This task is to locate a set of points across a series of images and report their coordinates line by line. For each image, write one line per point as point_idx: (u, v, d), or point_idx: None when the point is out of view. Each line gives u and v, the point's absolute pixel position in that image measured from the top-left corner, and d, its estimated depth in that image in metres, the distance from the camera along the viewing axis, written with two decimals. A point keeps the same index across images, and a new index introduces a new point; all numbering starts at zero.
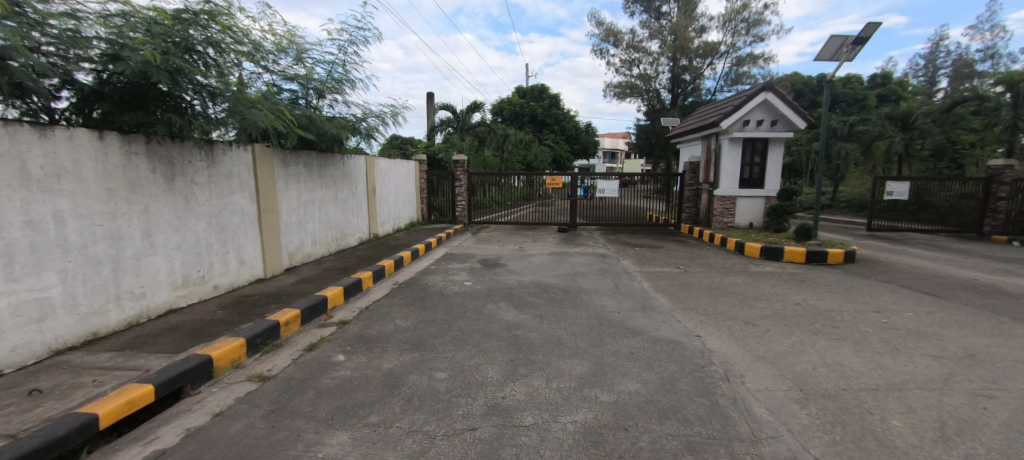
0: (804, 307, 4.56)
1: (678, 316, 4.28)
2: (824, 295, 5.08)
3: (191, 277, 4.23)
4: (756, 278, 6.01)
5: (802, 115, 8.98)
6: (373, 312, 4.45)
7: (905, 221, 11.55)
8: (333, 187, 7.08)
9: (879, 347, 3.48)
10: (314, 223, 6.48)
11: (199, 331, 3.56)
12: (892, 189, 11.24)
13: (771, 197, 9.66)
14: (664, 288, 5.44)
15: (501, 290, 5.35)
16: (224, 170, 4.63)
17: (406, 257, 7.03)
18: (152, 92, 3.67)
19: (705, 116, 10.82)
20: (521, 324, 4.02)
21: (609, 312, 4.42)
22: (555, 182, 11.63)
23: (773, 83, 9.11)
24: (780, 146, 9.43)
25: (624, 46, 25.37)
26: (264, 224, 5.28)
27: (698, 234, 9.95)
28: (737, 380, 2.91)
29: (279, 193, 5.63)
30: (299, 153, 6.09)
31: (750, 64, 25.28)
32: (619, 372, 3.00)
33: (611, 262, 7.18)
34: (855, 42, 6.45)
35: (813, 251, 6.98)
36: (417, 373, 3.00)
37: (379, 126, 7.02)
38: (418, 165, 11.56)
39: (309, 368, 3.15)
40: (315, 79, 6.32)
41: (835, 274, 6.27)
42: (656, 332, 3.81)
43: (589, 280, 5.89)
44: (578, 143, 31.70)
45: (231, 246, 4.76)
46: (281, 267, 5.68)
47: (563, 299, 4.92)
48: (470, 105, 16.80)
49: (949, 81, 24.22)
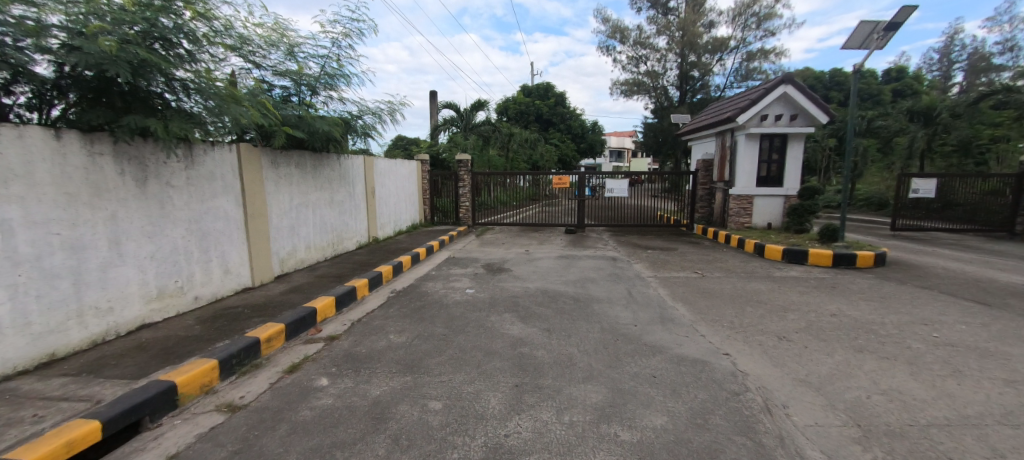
0: (841, 319, 4.12)
1: (702, 330, 3.85)
2: (861, 304, 4.62)
3: (167, 289, 3.88)
4: (780, 284, 5.56)
5: (824, 109, 8.46)
6: (365, 325, 4.08)
7: (929, 221, 10.96)
8: (329, 188, 6.74)
9: (938, 369, 3.05)
10: (308, 227, 6.15)
11: (169, 350, 3.21)
12: (917, 187, 10.64)
13: (791, 196, 9.13)
14: (682, 296, 5.02)
15: (505, 298, 4.96)
16: (205, 172, 4.28)
17: (406, 262, 6.66)
18: (119, 86, 3.32)
19: (719, 111, 10.35)
20: (527, 339, 3.63)
21: (624, 325, 4.00)
22: (562, 181, 11.14)
23: (793, 74, 8.58)
24: (800, 142, 8.90)
25: (631, 42, 24.92)
26: (251, 229, 4.93)
27: (713, 236, 9.51)
28: (780, 412, 2.50)
29: (269, 195, 5.29)
30: (291, 152, 5.74)
31: (760, 59, 24.71)
32: (642, 401, 2.59)
33: (622, 266, 6.76)
34: (888, 27, 5.98)
35: (841, 253, 6.51)
36: (408, 403, 2.61)
37: (377, 124, 6.64)
38: (420, 165, 11.21)
39: (286, 395, 2.77)
40: (308, 74, 5.99)
41: (867, 279, 5.81)
42: (678, 349, 3.40)
43: (600, 287, 5.47)
44: (584, 142, 31.14)
45: (214, 253, 4.41)
46: (272, 274, 5.34)
47: (573, 309, 4.51)
48: (474, 103, 16.43)
49: (966, 75, 23.52)
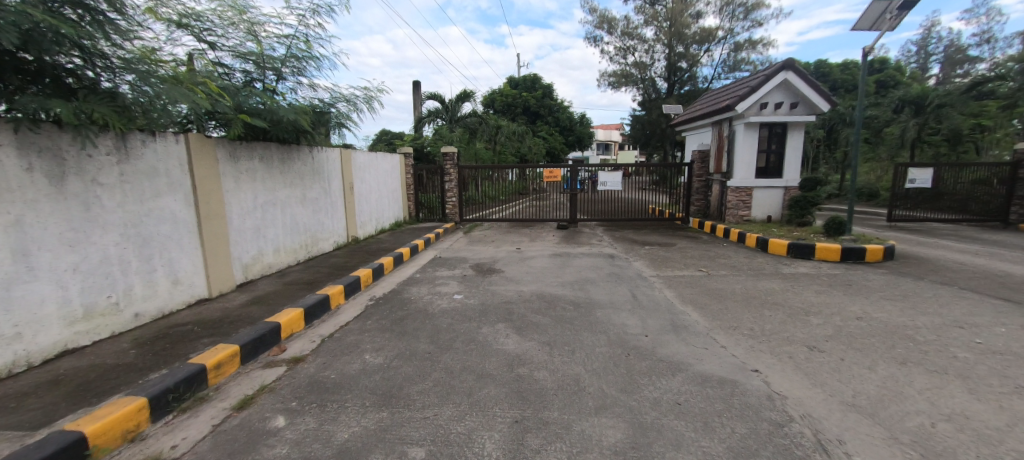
0: (869, 323, 3.73)
1: (722, 340, 3.40)
2: (885, 304, 4.22)
3: (98, 306, 3.28)
4: (792, 282, 5.16)
5: (826, 96, 8.13)
6: (337, 343, 3.52)
7: (924, 211, 10.72)
8: (301, 184, 6.11)
9: (998, 384, 2.65)
10: (276, 228, 5.53)
11: (89, 385, 2.62)
12: (915, 176, 10.38)
13: (791, 187, 8.78)
14: (691, 298, 4.58)
15: (497, 305, 4.45)
16: (145, 167, 3.67)
17: (387, 264, 6.09)
18: (21, 61, 2.71)
19: (716, 100, 9.94)
20: (525, 357, 3.13)
21: (633, 336, 3.54)
22: (552, 174, 10.65)
23: (794, 60, 8.20)
24: (801, 131, 8.55)
25: (618, 33, 24.46)
26: (206, 233, 4.32)
27: (711, 229, 9.14)
28: (837, 450, 2.06)
29: (227, 193, 4.66)
30: (254, 144, 5.11)
31: (748, 49, 24.51)
32: (670, 440, 2.12)
33: (620, 265, 6.31)
34: (901, 6, 5.61)
35: (849, 248, 6.16)
36: (382, 451, 2.09)
37: (352, 113, 6.01)
38: (403, 159, 10.61)
39: (229, 443, 2.22)
40: (272, 56, 5.34)
41: (881, 274, 5.46)
42: (700, 366, 2.95)
43: (601, 289, 5.00)
44: (572, 135, 30.72)
45: (158, 262, 3.81)
46: (233, 283, 4.74)
47: (574, 318, 4.03)
48: (460, 94, 15.78)
49: (943, 67, 23.81)
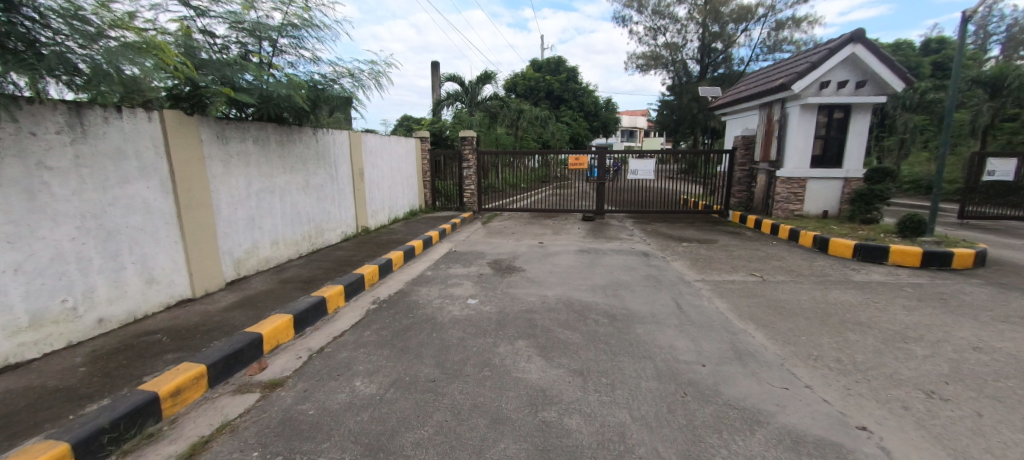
0: (996, 357, 2.90)
1: (803, 377, 2.67)
2: (1003, 330, 3.36)
3: (48, 312, 2.78)
4: (871, 294, 4.29)
5: (901, 74, 7.05)
6: (326, 362, 2.95)
7: (1000, 209, 9.39)
8: (302, 169, 5.55)
9: None
10: (273, 218, 5.01)
11: (10, 420, 2.10)
12: (994, 167, 9.09)
13: (852, 178, 7.74)
14: (750, 312, 3.82)
15: (517, 314, 3.78)
16: (110, 148, 3.14)
17: (396, 259, 5.50)
18: None
19: (765, 79, 8.90)
20: (552, 394, 2.47)
21: (687, 365, 2.84)
22: (578, 161, 9.84)
23: (864, 31, 7.13)
24: (867, 114, 7.48)
25: (649, 12, 23.00)
26: (187, 226, 3.79)
27: (756, 224, 8.24)
28: None
29: (214, 180, 4.13)
30: (247, 125, 4.55)
31: (791, 28, 22.70)
32: None
33: (657, 265, 5.55)
34: None
35: (934, 252, 5.23)
36: None
37: (357, 90, 5.37)
38: (420, 143, 9.97)
39: None
40: (268, 25, 4.73)
41: (981, 286, 4.52)
42: (785, 418, 2.24)
43: (638, 297, 4.28)
44: (597, 121, 29.52)
45: (128, 258, 3.30)
46: (223, 280, 4.25)
47: (609, 334, 3.35)
48: (481, 76, 15.00)
49: (1005, 48, 21.64)
